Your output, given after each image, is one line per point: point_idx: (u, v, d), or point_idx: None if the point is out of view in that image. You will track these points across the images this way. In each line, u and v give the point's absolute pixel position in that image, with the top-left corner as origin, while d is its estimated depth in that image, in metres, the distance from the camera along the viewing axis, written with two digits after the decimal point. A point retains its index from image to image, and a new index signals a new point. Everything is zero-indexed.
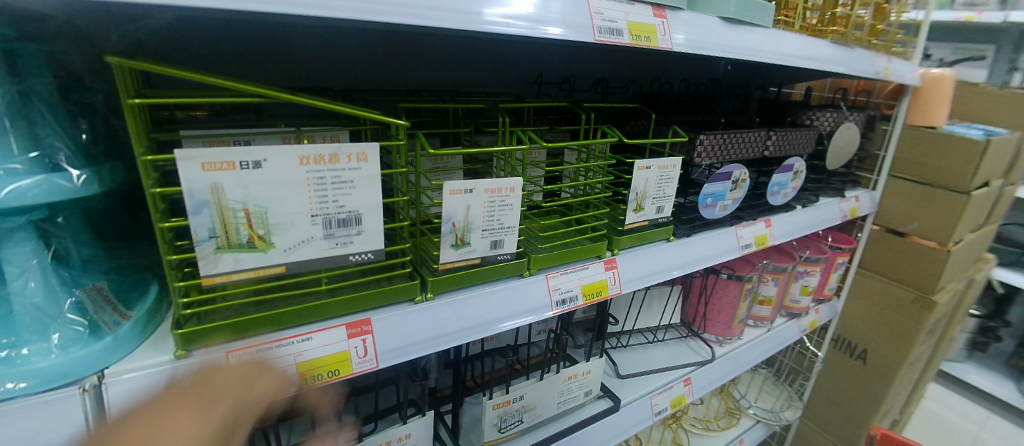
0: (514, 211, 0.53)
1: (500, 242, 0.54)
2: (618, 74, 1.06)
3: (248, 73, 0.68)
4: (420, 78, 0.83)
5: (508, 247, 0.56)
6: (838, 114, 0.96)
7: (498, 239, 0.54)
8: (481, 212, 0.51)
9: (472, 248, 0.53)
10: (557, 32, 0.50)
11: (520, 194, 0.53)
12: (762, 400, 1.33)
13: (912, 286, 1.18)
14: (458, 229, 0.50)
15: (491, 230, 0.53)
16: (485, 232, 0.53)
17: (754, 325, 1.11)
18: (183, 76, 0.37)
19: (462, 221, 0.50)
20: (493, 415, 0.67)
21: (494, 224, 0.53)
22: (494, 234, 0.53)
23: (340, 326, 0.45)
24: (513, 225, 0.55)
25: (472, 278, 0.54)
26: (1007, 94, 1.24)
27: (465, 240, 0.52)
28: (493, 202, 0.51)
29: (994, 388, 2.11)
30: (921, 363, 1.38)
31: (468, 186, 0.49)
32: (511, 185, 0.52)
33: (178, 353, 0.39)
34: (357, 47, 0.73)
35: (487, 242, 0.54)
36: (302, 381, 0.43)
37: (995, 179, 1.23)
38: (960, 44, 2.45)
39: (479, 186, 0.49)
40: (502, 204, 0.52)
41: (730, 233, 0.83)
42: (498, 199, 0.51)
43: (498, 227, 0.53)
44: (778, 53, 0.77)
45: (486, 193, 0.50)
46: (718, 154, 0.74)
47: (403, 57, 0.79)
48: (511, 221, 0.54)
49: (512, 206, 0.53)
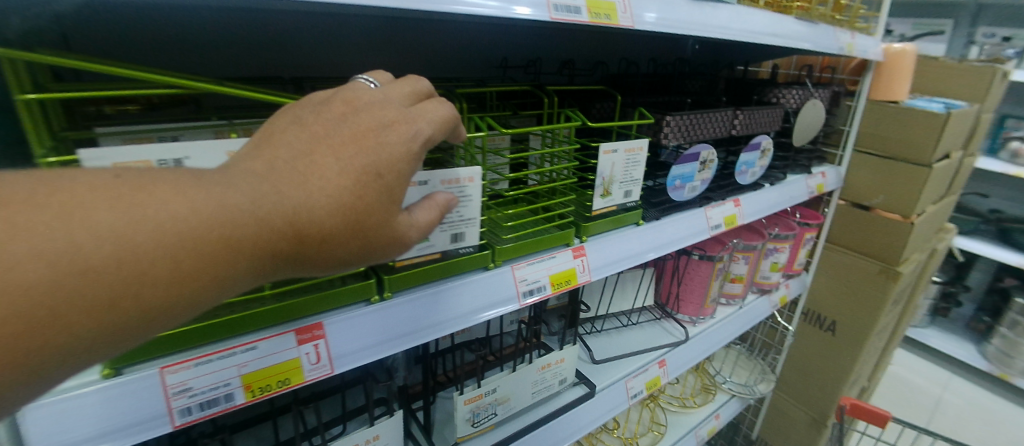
0: (473, 202, 0.51)
1: (460, 235, 0.52)
2: (585, 56, 1.03)
3: (199, 60, 0.65)
4: (395, 68, 0.82)
5: (470, 240, 0.53)
6: (803, 91, 0.96)
7: (458, 232, 0.51)
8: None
9: (430, 243, 0.50)
10: (525, 12, 0.48)
11: (479, 184, 0.51)
12: (736, 375, 1.36)
13: (877, 259, 1.21)
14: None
15: (449, 223, 0.50)
16: (445, 226, 0.50)
17: (726, 303, 1.13)
18: (85, 67, 0.33)
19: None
20: (466, 410, 0.66)
21: (453, 216, 0.50)
22: (453, 227, 0.51)
23: (289, 333, 0.42)
24: (474, 217, 0.52)
25: (433, 274, 0.52)
26: (966, 66, 1.27)
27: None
28: (450, 193, 0.48)
29: (955, 350, 2.21)
30: (886, 331, 1.43)
31: (423, 178, 0.46)
32: (469, 175, 0.49)
33: (105, 372, 0.36)
34: (360, 38, 0.76)
35: (447, 236, 0.51)
36: (247, 393, 0.41)
37: (954, 151, 1.26)
38: (920, 19, 2.52)
39: (435, 177, 0.47)
40: (461, 196, 0.49)
41: (701, 215, 0.82)
42: (456, 190, 0.49)
43: (457, 220, 0.51)
44: (745, 30, 0.76)
45: (443, 184, 0.47)
46: (686, 135, 0.73)
47: (386, 45, 0.79)
48: (471, 212, 0.51)
49: (473, 197, 0.50)
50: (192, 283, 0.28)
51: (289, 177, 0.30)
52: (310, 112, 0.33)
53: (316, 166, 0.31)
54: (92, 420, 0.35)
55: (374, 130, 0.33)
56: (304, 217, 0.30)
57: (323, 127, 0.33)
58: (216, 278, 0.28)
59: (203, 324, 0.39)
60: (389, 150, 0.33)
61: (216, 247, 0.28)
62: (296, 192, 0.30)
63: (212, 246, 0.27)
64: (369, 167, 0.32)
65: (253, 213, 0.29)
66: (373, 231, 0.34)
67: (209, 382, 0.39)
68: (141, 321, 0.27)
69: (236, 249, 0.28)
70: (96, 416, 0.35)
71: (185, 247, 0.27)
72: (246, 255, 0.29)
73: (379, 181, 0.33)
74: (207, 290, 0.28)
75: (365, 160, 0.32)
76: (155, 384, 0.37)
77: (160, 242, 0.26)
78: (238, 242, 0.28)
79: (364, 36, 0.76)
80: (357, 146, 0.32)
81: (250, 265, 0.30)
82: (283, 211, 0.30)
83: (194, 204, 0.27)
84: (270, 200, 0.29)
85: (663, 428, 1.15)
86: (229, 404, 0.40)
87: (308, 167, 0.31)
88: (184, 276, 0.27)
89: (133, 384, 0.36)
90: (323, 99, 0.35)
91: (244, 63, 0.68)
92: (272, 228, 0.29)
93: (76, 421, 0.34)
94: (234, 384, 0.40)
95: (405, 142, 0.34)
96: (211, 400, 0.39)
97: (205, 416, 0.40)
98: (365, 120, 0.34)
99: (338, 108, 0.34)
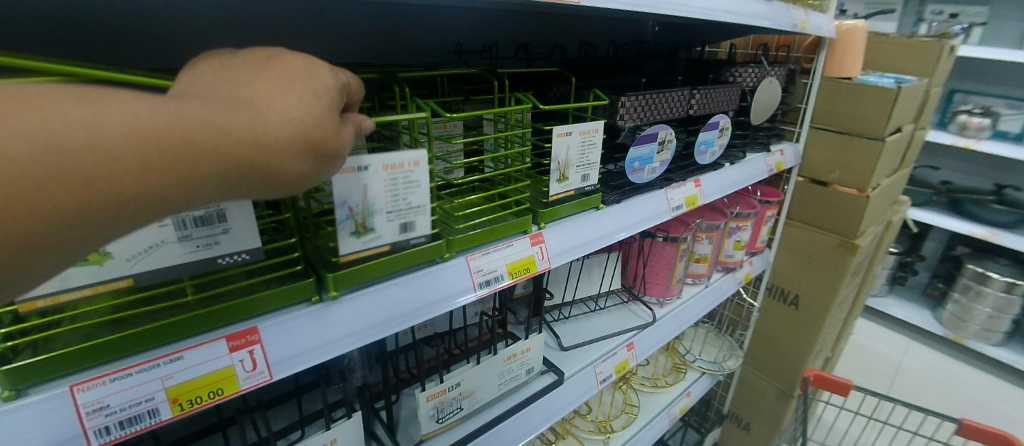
0: (421, 188, 0.47)
1: (411, 224, 0.49)
2: (542, 39, 1.01)
3: (123, 48, 0.60)
4: (353, 53, 0.79)
5: (422, 229, 0.50)
6: (759, 69, 0.96)
7: (408, 221, 0.48)
8: (383, 193, 0.44)
9: (377, 235, 0.47)
10: None
11: (427, 168, 0.47)
12: (706, 352, 1.39)
13: (835, 232, 1.25)
14: (357, 213, 0.44)
15: (398, 212, 0.47)
16: (391, 214, 0.47)
17: (692, 283, 1.14)
18: None
19: (361, 205, 0.44)
20: (429, 407, 0.64)
21: (401, 205, 0.47)
22: (403, 217, 0.48)
23: (220, 340, 0.40)
24: (423, 204, 0.49)
25: (378, 269, 0.49)
26: (914, 42, 1.30)
27: (369, 225, 0.46)
28: (395, 179, 0.45)
29: (912, 316, 2.33)
30: (847, 303, 1.47)
31: (361, 163, 0.42)
32: (415, 158, 0.45)
33: (5, 394, 0.32)
34: (325, 22, 0.74)
35: (396, 225, 0.48)
36: (174, 407, 0.38)
37: (906, 125, 1.30)
38: None
39: (376, 162, 0.43)
40: (408, 181, 0.46)
41: (661, 196, 0.82)
42: (401, 176, 0.45)
43: (407, 208, 0.47)
44: (703, 7, 0.75)
45: (386, 169, 0.44)
46: (642, 116, 0.72)
47: (351, 30, 0.76)
48: (420, 200, 0.48)
49: (421, 182, 0.47)
50: (147, 176, 0.26)
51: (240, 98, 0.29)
52: (232, 63, 0.32)
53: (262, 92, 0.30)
54: (33, 431, 0.33)
55: (301, 67, 0.33)
56: (263, 129, 0.29)
57: (250, 66, 0.32)
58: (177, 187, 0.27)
59: (119, 335, 0.36)
60: (322, 80, 0.33)
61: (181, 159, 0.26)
62: (250, 109, 0.29)
63: (174, 150, 0.26)
64: (309, 89, 0.32)
65: (213, 127, 0.27)
66: (330, 147, 0.32)
67: (129, 399, 0.36)
68: (108, 188, 0.25)
69: (197, 164, 0.27)
70: (39, 426, 0.33)
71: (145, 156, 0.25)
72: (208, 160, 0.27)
73: (326, 101, 0.33)
74: (166, 204, 0.27)
75: (305, 84, 0.32)
76: (67, 404, 0.34)
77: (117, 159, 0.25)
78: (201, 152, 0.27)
79: (311, 17, 0.72)
80: (289, 77, 0.32)
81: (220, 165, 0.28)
82: (240, 124, 0.28)
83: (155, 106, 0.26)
84: (228, 111, 0.28)
85: (636, 409, 1.16)
86: (155, 419, 0.38)
87: (256, 90, 0.30)
88: (146, 174, 0.25)
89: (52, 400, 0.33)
90: (240, 54, 0.33)
91: (188, 52, 0.65)
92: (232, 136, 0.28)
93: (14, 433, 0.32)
94: (159, 398, 0.37)
95: (333, 77, 0.35)
96: (133, 417, 0.37)
97: (128, 435, 0.37)
98: (288, 60, 0.34)
99: (257, 55, 0.33)
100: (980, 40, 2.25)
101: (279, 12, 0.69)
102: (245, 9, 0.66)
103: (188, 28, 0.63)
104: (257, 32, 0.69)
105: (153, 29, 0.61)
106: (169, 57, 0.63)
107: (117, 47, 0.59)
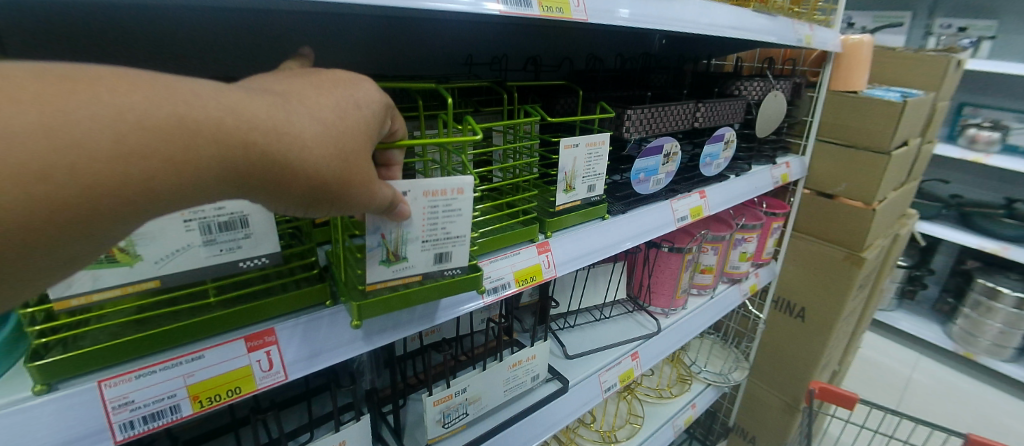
0: (462, 217, 0.45)
1: (447, 255, 0.47)
2: (551, 52, 1.03)
3: (140, 58, 0.62)
4: (365, 63, 0.81)
5: (457, 260, 0.48)
6: (764, 83, 0.98)
7: (444, 253, 0.46)
8: (420, 221, 0.43)
9: (409, 264, 0.45)
10: (495, 8, 0.50)
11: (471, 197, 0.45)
12: (711, 364, 1.39)
13: (842, 245, 1.24)
14: (392, 241, 0.42)
15: (434, 241, 0.45)
16: (427, 244, 0.45)
17: (697, 294, 1.15)
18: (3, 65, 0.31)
19: (396, 233, 0.42)
20: (435, 411, 0.65)
21: (439, 236, 0.45)
22: (439, 247, 0.46)
23: (239, 340, 0.41)
24: (462, 234, 0.46)
25: (402, 302, 0.48)
26: (920, 56, 1.31)
27: (402, 254, 0.44)
28: (436, 207, 0.43)
29: (922, 331, 2.30)
30: (854, 316, 1.47)
31: (403, 188, 0.40)
32: (459, 186, 0.43)
33: (38, 388, 0.34)
34: (338, 32, 0.76)
35: (430, 255, 0.46)
36: (194, 404, 0.40)
37: (913, 139, 1.30)
38: (880, 11, 2.61)
39: (417, 189, 0.41)
40: (449, 209, 0.43)
41: (666, 207, 0.83)
42: (441, 203, 0.43)
43: (445, 240, 0.45)
44: (709, 24, 0.77)
45: (429, 195, 0.42)
46: (647, 127, 0.73)
47: (368, 42, 0.79)
48: (460, 229, 0.46)
49: (465, 211, 0.45)
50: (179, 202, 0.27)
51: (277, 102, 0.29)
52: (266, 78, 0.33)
53: (292, 107, 0.29)
54: (50, 430, 0.34)
55: (350, 81, 0.34)
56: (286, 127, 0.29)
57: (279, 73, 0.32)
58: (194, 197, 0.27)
59: (146, 335, 0.38)
60: (367, 92, 0.35)
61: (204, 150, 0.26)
62: (287, 133, 0.28)
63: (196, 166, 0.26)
64: (346, 117, 0.32)
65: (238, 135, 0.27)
66: (362, 168, 0.33)
67: (152, 394, 0.38)
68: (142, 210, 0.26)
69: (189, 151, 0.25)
70: (56, 426, 0.34)
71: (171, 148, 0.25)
72: (209, 159, 0.26)
73: (360, 130, 0.33)
74: None
75: (344, 111, 0.32)
76: (94, 397, 0.36)
77: (145, 155, 0.24)
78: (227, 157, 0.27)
79: (327, 28, 0.75)
80: (332, 83, 0.33)
81: (221, 169, 0.27)
82: (258, 109, 0.28)
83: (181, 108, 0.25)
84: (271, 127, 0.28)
85: (641, 420, 1.16)
86: (176, 416, 0.39)
87: (290, 107, 0.29)
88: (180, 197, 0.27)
89: (72, 399, 0.35)
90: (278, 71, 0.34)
91: (205, 63, 0.67)
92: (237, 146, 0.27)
93: (36, 429, 0.34)
94: (180, 395, 0.39)
95: (379, 94, 0.36)
96: (156, 412, 0.38)
97: (150, 430, 0.39)
98: (329, 83, 0.33)
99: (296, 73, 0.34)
100: (988, 54, 2.25)
101: (304, 23, 0.72)
102: (271, 20, 0.69)
103: (216, 39, 0.66)
104: (281, 40, 0.72)
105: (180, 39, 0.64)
106: (186, 67, 0.66)
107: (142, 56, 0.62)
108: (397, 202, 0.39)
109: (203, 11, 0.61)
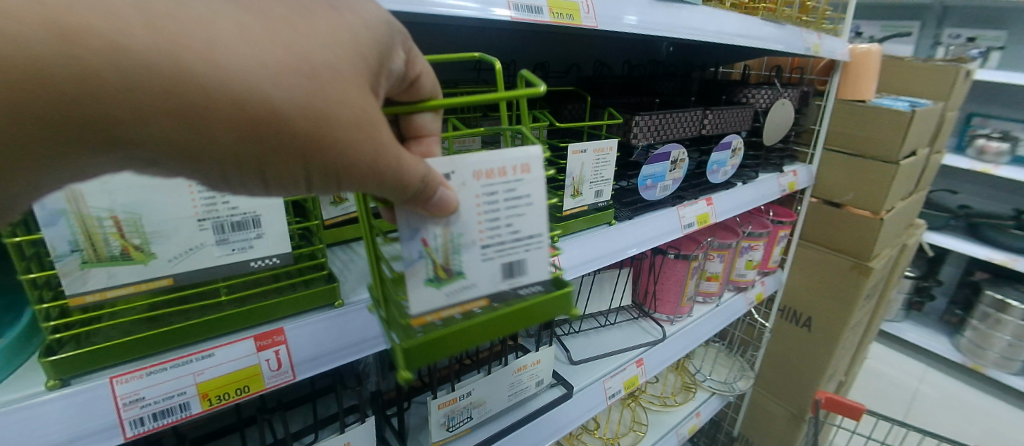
0: (532, 207, 0.34)
1: (520, 266, 0.36)
2: (560, 57, 1.03)
3: None
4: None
5: (533, 271, 0.36)
6: (772, 91, 0.98)
7: (514, 261, 0.35)
8: (476, 216, 0.32)
9: (469, 283, 0.34)
10: (505, 14, 0.50)
11: (540, 174, 0.33)
12: (717, 372, 1.38)
13: (849, 254, 1.24)
14: (439, 248, 0.32)
15: (497, 245, 0.34)
16: (487, 249, 0.34)
17: (703, 301, 1.14)
18: None
19: (443, 236, 0.32)
20: (440, 415, 0.65)
21: (503, 238, 0.34)
22: (506, 255, 0.35)
23: (248, 339, 0.42)
24: (535, 231, 0.34)
25: (454, 341, 0.38)
26: (929, 66, 1.30)
27: (456, 266, 0.33)
28: (494, 194, 0.32)
29: (930, 343, 2.27)
30: (861, 326, 1.45)
31: (447, 168, 0.31)
32: (523, 162, 0.32)
33: (51, 383, 0.34)
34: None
35: (494, 266, 0.35)
36: (204, 401, 0.40)
37: (922, 149, 1.29)
38: (889, 21, 2.62)
39: (465, 166, 0.31)
40: (512, 196, 0.33)
41: (673, 214, 0.83)
42: (500, 187, 0.32)
43: (513, 243, 0.34)
44: (717, 32, 0.77)
45: (481, 178, 0.32)
46: (655, 134, 0.73)
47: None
48: (529, 224, 0.34)
49: (532, 199, 0.33)
50: None
51: (243, 23, 0.23)
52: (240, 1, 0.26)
53: (272, 33, 0.24)
54: (63, 426, 0.34)
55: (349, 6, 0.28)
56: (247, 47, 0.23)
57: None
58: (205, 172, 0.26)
59: (159, 332, 0.38)
60: (368, 17, 0.28)
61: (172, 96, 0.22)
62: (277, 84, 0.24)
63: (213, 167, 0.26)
64: (336, 35, 0.25)
65: None
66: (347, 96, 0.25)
67: (162, 392, 0.38)
68: None
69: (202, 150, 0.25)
70: (69, 421, 0.35)
71: (140, 81, 0.22)
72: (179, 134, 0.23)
73: (359, 75, 0.26)
74: None
75: (342, 46, 0.26)
76: (106, 394, 0.36)
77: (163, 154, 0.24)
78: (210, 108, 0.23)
79: None
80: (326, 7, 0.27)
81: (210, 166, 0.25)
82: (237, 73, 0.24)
83: None
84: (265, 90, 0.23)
85: (645, 427, 1.16)
86: (185, 413, 0.40)
87: (264, 32, 0.24)
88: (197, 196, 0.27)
89: (84, 395, 0.35)
90: None
91: None
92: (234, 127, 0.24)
93: (48, 426, 0.34)
94: (190, 393, 0.40)
95: (385, 22, 0.29)
96: (165, 409, 0.39)
97: (158, 426, 0.39)
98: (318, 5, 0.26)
99: None
100: (997, 65, 2.24)
101: None
102: None
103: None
104: None
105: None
106: None
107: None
108: (438, 188, 0.30)
109: None
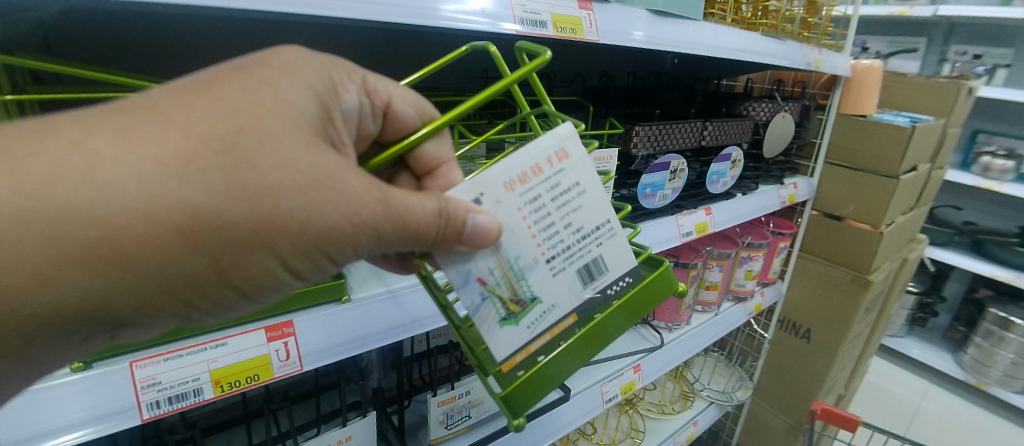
0: (579, 197, 0.37)
1: (585, 267, 0.39)
2: (566, 68, 1.06)
3: (184, 66, 0.67)
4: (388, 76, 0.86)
5: (602, 261, 0.40)
6: (773, 104, 1.00)
7: (579, 263, 0.39)
8: (529, 230, 0.36)
9: (542, 303, 0.38)
10: (512, 26, 0.52)
11: (578, 154, 0.37)
12: (714, 382, 1.39)
13: (849, 267, 1.24)
14: (499, 280, 0.36)
15: (558, 251, 0.37)
16: (551, 259, 0.37)
17: (702, 310, 1.16)
18: (38, 66, 0.37)
19: (498, 267, 0.36)
20: (438, 412, 0.67)
21: (561, 245, 0.37)
22: (568, 260, 0.38)
23: (260, 330, 0.44)
24: (588, 221, 0.38)
25: (554, 367, 0.41)
26: (930, 83, 1.32)
27: (524, 293, 0.37)
28: (538, 197, 0.36)
29: (932, 359, 2.25)
30: (861, 339, 1.46)
31: (475, 193, 0.34)
32: (557, 151, 0.36)
33: (76, 365, 0.37)
34: (367, 48, 0.81)
35: (564, 274, 0.38)
36: (216, 388, 0.42)
37: (923, 164, 1.30)
38: (895, 37, 2.64)
39: (500, 185, 0.34)
40: (555, 193, 0.36)
41: (671, 222, 0.85)
42: (542, 188, 0.36)
43: (571, 246, 0.38)
44: (720, 47, 0.79)
45: (515, 188, 0.35)
46: (655, 144, 0.75)
47: (391, 54, 0.84)
48: (581, 217, 0.38)
49: (575, 187, 0.37)
50: None
51: (186, 132, 0.27)
52: None
53: (198, 136, 0.27)
54: (82, 406, 0.37)
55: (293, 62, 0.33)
56: (232, 97, 0.28)
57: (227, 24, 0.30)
58: (185, 304, 0.31)
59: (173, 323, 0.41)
60: (315, 71, 0.33)
61: (123, 242, 0.26)
62: (241, 191, 0.27)
63: None
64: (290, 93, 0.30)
65: None
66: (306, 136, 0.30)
67: (179, 377, 0.41)
68: None
69: None
70: (86, 403, 0.37)
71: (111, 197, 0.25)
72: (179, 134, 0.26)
73: (314, 127, 0.31)
74: None
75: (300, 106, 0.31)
76: (126, 377, 0.39)
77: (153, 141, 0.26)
78: (179, 247, 0.27)
79: (348, 45, 0.79)
80: (284, 69, 0.31)
81: (201, 266, 0.29)
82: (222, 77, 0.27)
83: (191, 107, 0.28)
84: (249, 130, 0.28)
85: (642, 435, 1.16)
86: (198, 398, 0.42)
87: (205, 133, 0.27)
88: None
89: (104, 377, 0.38)
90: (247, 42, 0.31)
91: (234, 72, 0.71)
92: (221, 127, 0.27)
93: (68, 406, 0.36)
94: (203, 379, 0.42)
95: (322, 69, 0.34)
96: (180, 394, 0.41)
97: (173, 411, 0.41)
98: (234, 74, 0.30)
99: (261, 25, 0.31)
100: (1003, 82, 2.25)
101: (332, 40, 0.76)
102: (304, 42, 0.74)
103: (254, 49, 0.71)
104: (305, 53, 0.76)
105: (224, 49, 0.69)
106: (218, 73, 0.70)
107: (193, 66, 0.68)
108: (466, 216, 0.33)
109: (234, 31, 0.66)
